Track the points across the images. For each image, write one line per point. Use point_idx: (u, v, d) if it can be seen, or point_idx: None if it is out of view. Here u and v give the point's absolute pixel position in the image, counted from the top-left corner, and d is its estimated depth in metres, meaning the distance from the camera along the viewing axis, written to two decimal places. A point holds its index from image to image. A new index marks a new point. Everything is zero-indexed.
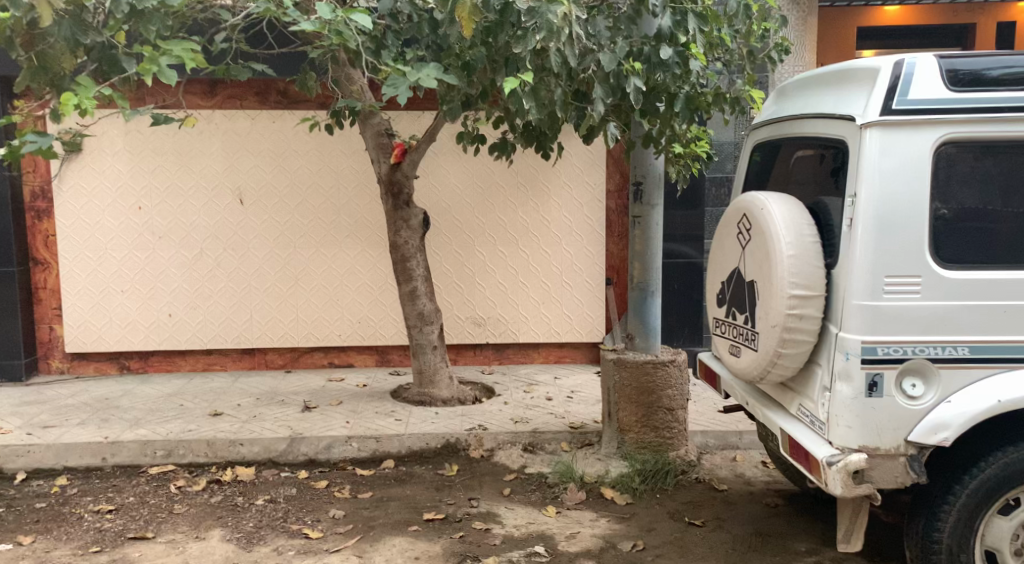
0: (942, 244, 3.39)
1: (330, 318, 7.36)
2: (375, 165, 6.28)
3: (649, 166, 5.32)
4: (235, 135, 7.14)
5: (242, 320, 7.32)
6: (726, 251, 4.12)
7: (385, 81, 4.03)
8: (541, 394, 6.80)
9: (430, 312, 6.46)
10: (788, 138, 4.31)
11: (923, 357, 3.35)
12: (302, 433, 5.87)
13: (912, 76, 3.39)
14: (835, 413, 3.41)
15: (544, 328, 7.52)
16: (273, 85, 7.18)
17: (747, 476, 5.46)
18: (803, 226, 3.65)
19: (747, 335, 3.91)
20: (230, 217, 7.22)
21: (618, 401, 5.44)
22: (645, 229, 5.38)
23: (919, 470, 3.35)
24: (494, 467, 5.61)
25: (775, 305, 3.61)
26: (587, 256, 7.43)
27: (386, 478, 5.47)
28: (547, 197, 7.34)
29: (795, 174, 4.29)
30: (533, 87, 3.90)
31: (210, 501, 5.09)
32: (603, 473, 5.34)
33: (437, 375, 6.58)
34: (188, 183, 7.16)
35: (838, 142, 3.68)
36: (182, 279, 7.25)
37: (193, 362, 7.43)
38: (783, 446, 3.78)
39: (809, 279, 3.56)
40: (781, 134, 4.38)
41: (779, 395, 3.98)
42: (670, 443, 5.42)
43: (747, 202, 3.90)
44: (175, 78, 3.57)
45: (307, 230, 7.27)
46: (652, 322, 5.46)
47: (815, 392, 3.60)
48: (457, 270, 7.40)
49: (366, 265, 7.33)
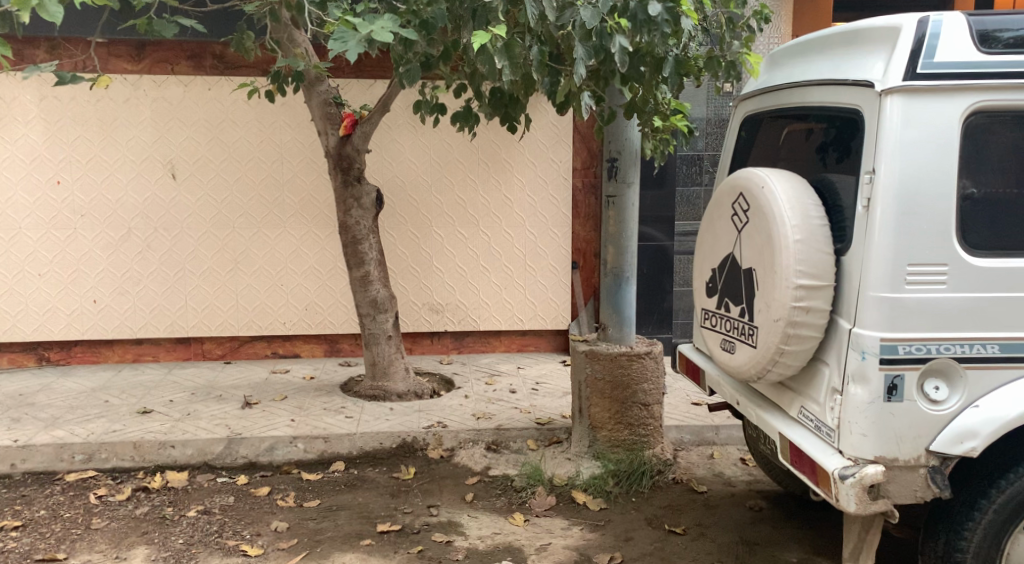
0: (968, 228, 3.01)
1: (273, 304, 6.79)
2: (322, 137, 5.72)
3: (626, 140, 4.86)
4: (167, 103, 6.49)
5: (176, 307, 6.72)
6: (717, 235, 3.70)
7: (331, 35, 3.45)
8: (503, 387, 6.33)
9: (385, 299, 5.95)
10: (783, 110, 3.84)
11: (948, 356, 2.96)
12: (241, 433, 5.32)
13: (937, 37, 2.98)
14: (848, 420, 3.00)
15: (505, 315, 7.05)
16: (209, 48, 6.49)
17: (728, 476, 5.07)
18: (808, 206, 3.23)
19: (743, 330, 3.48)
20: (161, 194, 6.58)
21: (590, 396, 4.98)
22: (620, 210, 4.93)
23: (942, 484, 2.96)
24: (455, 468, 5.13)
25: (778, 296, 3.19)
26: (551, 239, 6.97)
27: (335, 483, 4.96)
28: (509, 174, 6.84)
29: (790, 152, 3.84)
30: (507, 43, 3.36)
31: (134, 513, 4.52)
32: (575, 475, 4.91)
33: (392, 367, 6.07)
34: (113, 155, 6.50)
35: (849, 112, 3.25)
36: (109, 261, 6.62)
37: (121, 352, 6.78)
38: (782, 453, 3.37)
39: (816, 267, 3.14)
40: (774, 107, 3.91)
41: (775, 395, 3.57)
42: (646, 441, 4.98)
43: (744, 180, 3.46)
44: (60, 14, 2.99)
45: (246, 208, 6.66)
46: (627, 310, 5.02)
47: (821, 394, 3.19)
48: (413, 253, 6.88)
49: (313, 248, 6.77)
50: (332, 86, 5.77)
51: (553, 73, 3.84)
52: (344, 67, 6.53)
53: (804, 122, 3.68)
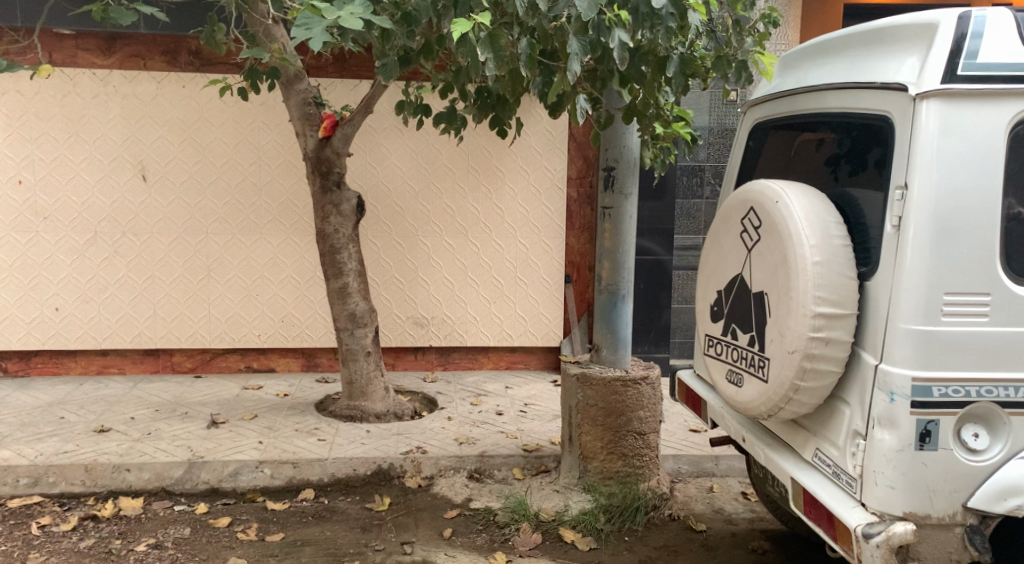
0: (1013, 253, 2.64)
1: (247, 315, 6.40)
2: (300, 139, 5.34)
3: (625, 147, 4.49)
4: (138, 100, 6.11)
5: (143, 317, 6.32)
6: (724, 253, 3.33)
7: (295, 20, 3.11)
8: (490, 408, 5.95)
9: (364, 312, 5.55)
10: (793, 117, 3.47)
11: (988, 400, 2.59)
12: (204, 456, 4.93)
13: (980, 37, 2.61)
14: (873, 469, 2.62)
15: (494, 331, 6.67)
16: (184, 43, 6.12)
17: (728, 512, 4.68)
18: (829, 224, 2.86)
19: (752, 360, 3.10)
20: (130, 196, 6.20)
21: (581, 423, 4.60)
22: (616, 222, 4.56)
23: (981, 546, 2.59)
24: (433, 499, 4.74)
25: (793, 326, 2.82)
26: (544, 251, 6.60)
27: (302, 514, 4.57)
28: (500, 182, 6.47)
29: (803, 163, 3.47)
30: (492, 32, 2.99)
31: (77, 546, 4.16)
32: (563, 511, 4.52)
33: (370, 386, 5.67)
34: (79, 155, 6.11)
35: (873, 118, 2.88)
36: (73, 267, 6.22)
37: (84, 364, 6.39)
38: (795, 500, 2.99)
39: (837, 294, 2.78)
40: (784, 113, 3.53)
41: (787, 434, 3.19)
42: (641, 474, 4.59)
43: (756, 193, 3.09)
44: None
45: (220, 213, 6.28)
46: (623, 331, 4.64)
47: (840, 436, 2.82)
48: (397, 263, 6.49)
49: (291, 256, 6.38)
50: (311, 85, 5.40)
51: (545, 72, 3.50)
52: (327, 66, 6.20)
53: (818, 131, 3.31)
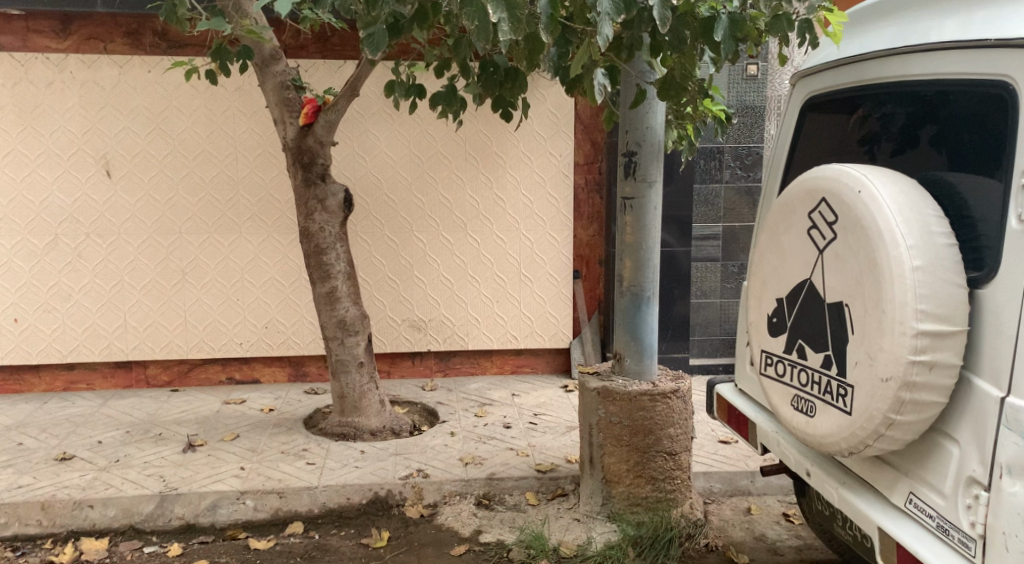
0: None
1: (227, 322, 5.82)
2: (278, 127, 4.74)
3: (648, 129, 3.90)
4: (98, 87, 5.49)
5: (112, 327, 5.74)
6: (787, 254, 2.76)
7: None
8: (496, 420, 5.38)
9: (355, 319, 4.97)
10: (842, 92, 2.97)
11: None
12: (177, 488, 4.37)
13: None
14: (1003, 531, 2.08)
15: (498, 333, 6.10)
16: (148, 22, 5.52)
17: (772, 540, 4.13)
18: (927, 218, 2.30)
19: (828, 386, 2.54)
20: (93, 193, 5.59)
21: (604, 444, 4.04)
22: (639, 215, 3.98)
23: None
24: (438, 532, 4.18)
25: (888, 347, 2.27)
26: (550, 244, 6.03)
27: (291, 554, 4.00)
28: (501, 170, 5.89)
29: (856, 145, 2.96)
30: None
31: None
32: (586, 544, 3.97)
33: (364, 400, 5.10)
34: (35, 150, 5.51)
35: (975, 86, 2.35)
36: (32, 273, 5.63)
37: (49, 380, 5.81)
38: (885, 557, 2.44)
39: (944, 306, 2.23)
40: (830, 89, 3.03)
41: (866, 472, 2.62)
42: (672, 499, 4.05)
43: (828, 181, 2.52)
44: None
45: (194, 211, 5.69)
46: (648, 337, 4.08)
47: (950, 484, 2.27)
48: (391, 261, 5.92)
49: (273, 256, 5.80)
50: (290, 66, 4.80)
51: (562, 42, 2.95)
52: (308, 46, 5.61)
53: (876, 106, 2.82)
